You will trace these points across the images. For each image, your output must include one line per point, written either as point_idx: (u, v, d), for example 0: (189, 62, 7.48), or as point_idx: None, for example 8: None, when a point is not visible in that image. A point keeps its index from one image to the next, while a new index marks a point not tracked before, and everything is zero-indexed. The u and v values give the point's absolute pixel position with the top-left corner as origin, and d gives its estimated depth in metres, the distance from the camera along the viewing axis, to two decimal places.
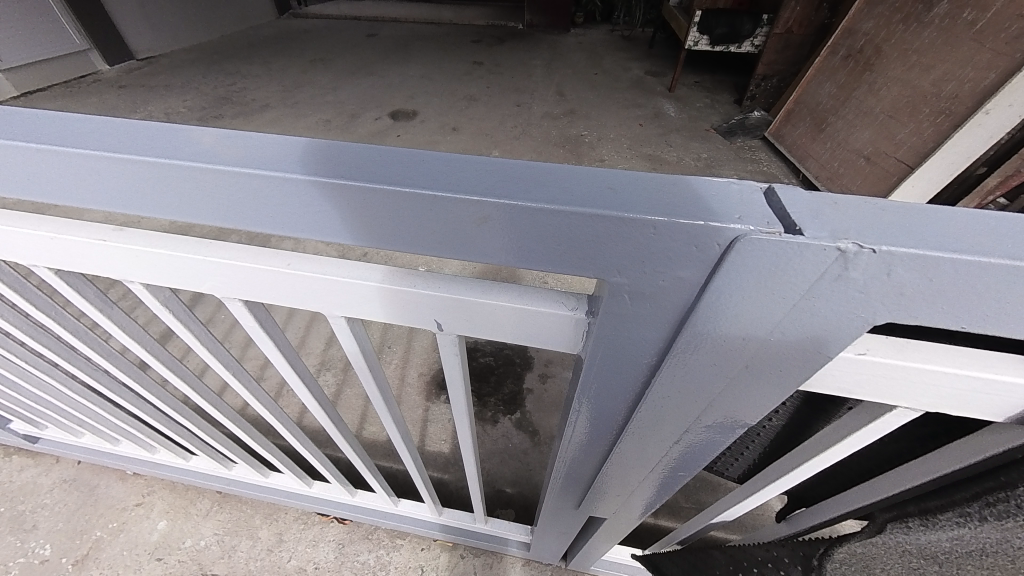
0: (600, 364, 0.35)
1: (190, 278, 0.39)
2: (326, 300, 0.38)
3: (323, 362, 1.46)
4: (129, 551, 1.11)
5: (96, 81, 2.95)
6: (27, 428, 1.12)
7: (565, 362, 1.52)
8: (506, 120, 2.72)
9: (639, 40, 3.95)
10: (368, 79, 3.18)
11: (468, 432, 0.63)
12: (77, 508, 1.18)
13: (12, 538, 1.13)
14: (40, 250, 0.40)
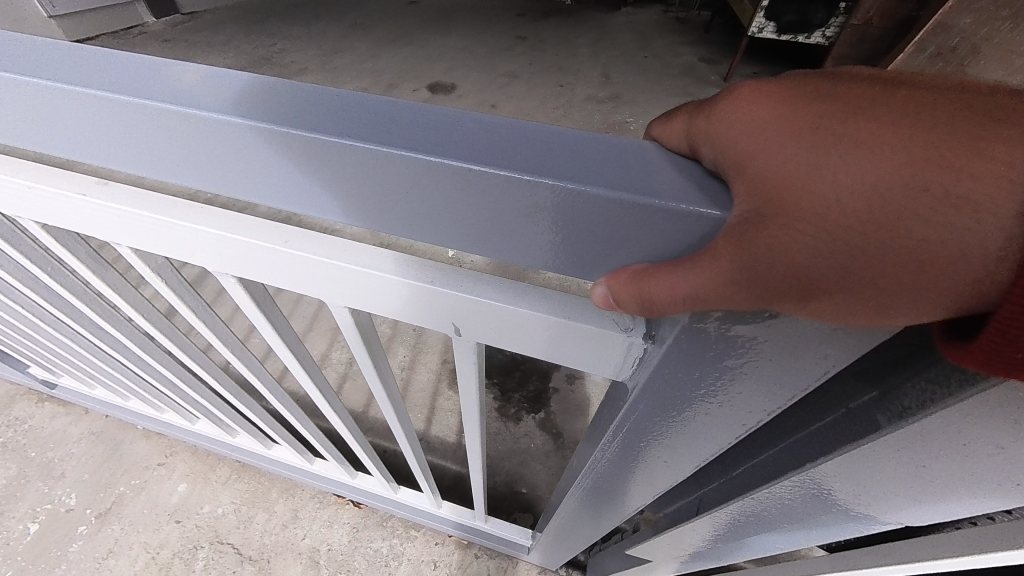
0: (649, 398, 0.33)
1: (179, 248, 0.34)
2: (330, 289, 0.34)
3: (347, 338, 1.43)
4: (149, 510, 1.12)
5: (141, 33, 2.94)
6: (45, 374, 1.13)
7: None
8: (547, 101, 2.58)
9: (695, 23, 3.69)
10: (407, 48, 3.07)
11: (478, 443, 0.61)
12: (102, 462, 1.19)
13: (41, 483, 1.15)
14: (27, 205, 0.36)
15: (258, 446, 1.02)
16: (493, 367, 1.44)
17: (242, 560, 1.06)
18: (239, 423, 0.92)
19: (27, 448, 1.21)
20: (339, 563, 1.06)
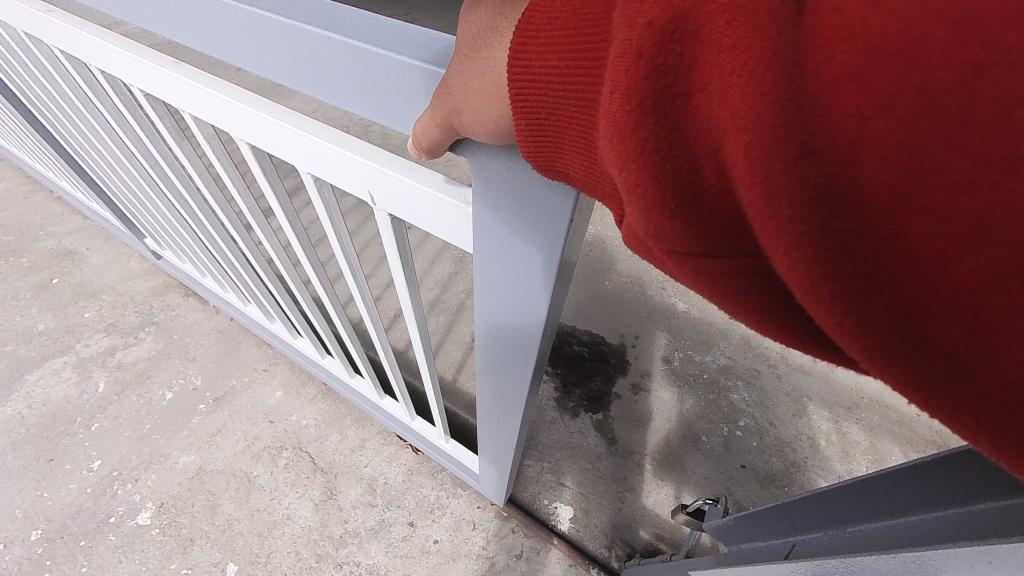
0: (483, 250, 0.47)
1: (322, 159, 0.51)
2: (339, 171, 0.50)
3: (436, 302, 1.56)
4: (251, 405, 1.31)
5: None
6: (173, 259, 1.38)
7: (662, 381, 1.46)
8: None
9: None
10: None
11: (422, 335, 0.75)
12: (222, 357, 1.41)
13: (177, 361, 1.40)
14: (234, 119, 0.55)
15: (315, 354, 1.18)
16: (560, 361, 1.50)
17: (314, 469, 1.19)
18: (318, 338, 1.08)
19: (173, 331, 1.48)
20: (391, 497, 1.16)
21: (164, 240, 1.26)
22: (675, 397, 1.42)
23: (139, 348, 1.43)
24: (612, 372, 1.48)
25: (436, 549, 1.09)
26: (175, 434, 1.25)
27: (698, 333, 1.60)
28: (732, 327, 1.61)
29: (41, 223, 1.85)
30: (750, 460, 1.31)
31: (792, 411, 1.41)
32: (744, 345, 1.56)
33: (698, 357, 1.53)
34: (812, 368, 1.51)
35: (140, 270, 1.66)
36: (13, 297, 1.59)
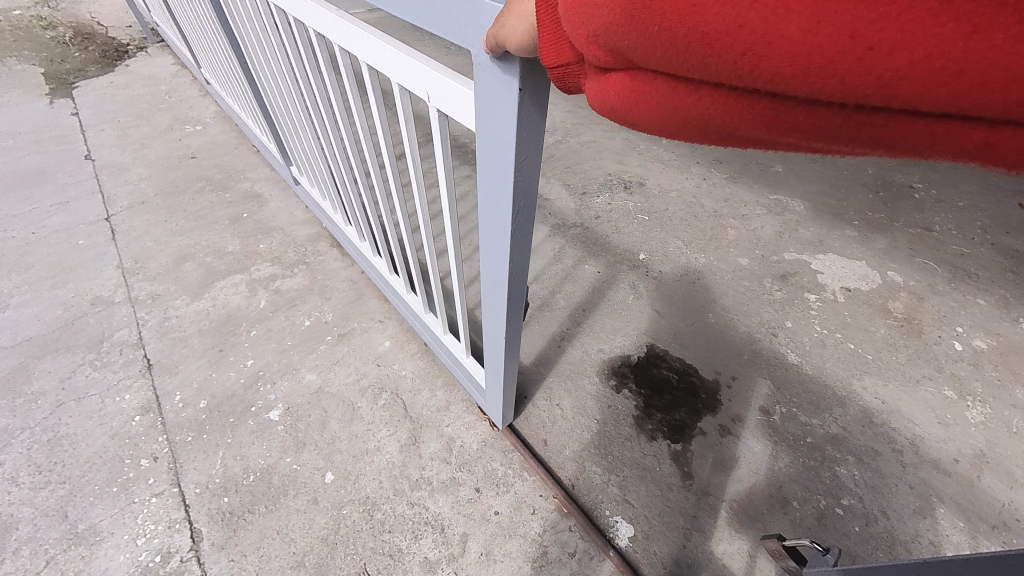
0: (484, 130, 0.66)
1: (407, 72, 0.76)
2: (416, 79, 0.75)
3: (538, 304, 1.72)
4: (365, 348, 1.51)
5: None
6: (332, 214, 1.68)
7: (755, 430, 1.36)
8: (792, 179, 2.51)
9: None
10: None
11: (454, 238, 0.96)
12: (350, 302, 1.66)
13: (317, 298, 1.68)
14: (365, 47, 0.82)
15: (433, 324, 1.33)
16: (645, 381, 1.47)
17: (404, 416, 1.34)
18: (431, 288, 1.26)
19: (318, 272, 1.78)
20: (464, 460, 1.26)
21: (335, 198, 1.56)
22: (768, 451, 1.31)
23: (292, 280, 1.75)
24: (700, 407, 1.42)
25: (495, 520, 1.15)
26: (306, 356, 1.50)
27: (806, 392, 1.47)
28: (850, 395, 1.47)
29: (243, 170, 2.34)
30: (848, 546, 1.15)
31: (913, 507, 1.22)
32: (863, 418, 1.41)
33: (803, 417, 1.40)
34: (949, 468, 1.30)
35: (302, 219, 2.02)
36: (216, 221, 2.04)
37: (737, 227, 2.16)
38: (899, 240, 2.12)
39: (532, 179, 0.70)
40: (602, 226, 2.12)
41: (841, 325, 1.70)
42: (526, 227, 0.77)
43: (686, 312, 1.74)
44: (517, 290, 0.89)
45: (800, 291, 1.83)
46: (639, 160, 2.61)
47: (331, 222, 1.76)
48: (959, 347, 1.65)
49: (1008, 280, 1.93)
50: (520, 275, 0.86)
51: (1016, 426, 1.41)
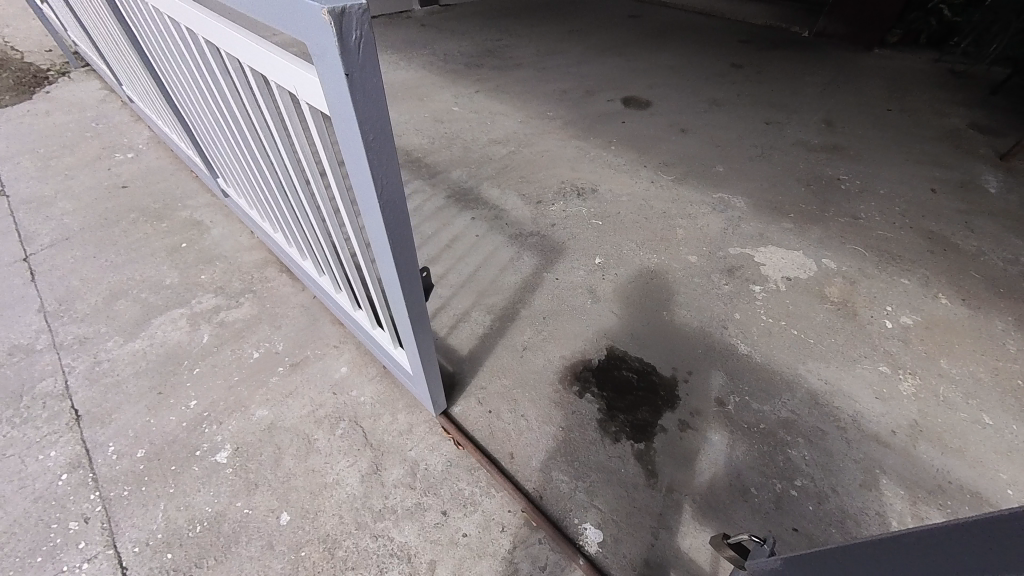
0: (337, 122, 0.66)
1: (277, 72, 0.75)
2: (286, 78, 0.74)
3: (498, 315, 1.72)
4: (320, 376, 1.45)
5: (420, 61, 3.94)
6: (265, 226, 1.64)
7: (713, 422, 1.40)
8: (733, 178, 2.67)
9: (936, 131, 3.34)
10: (609, 103, 3.47)
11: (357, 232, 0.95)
12: (302, 329, 1.59)
13: (266, 327, 1.60)
14: (241, 52, 0.81)
15: (368, 324, 1.33)
16: (608, 383, 1.49)
17: (365, 443, 1.29)
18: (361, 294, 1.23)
19: (266, 300, 1.69)
20: (429, 483, 1.22)
21: (263, 209, 1.52)
22: (726, 441, 1.36)
23: (239, 311, 1.66)
24: (660, 403, 1.45)
25: (464, 542, 1.13)
26: (257, 390, 1.42)
27: (758, 380, 1.54)
28: (796, 379, 1.55)
29: (181, 197, 2.21)
30: (805, 525, 1.20)
31: (860, 481, 1.29)
32: (810, 400, 1.49)
33: (756, 404, 1.46)
34: (888, 440, 1.40)
35: (247, 245, 1.93)
36: (152, 254, 1.91)
37: (686, 226, 2.26)
38: (832, 229, 2.28)
39: (392, 157, 0.70)
40: (558, 233, 2.15)
41: (786, 313, 1.80)
42: (400, 205, 0.76)
43: (643, 311, 1.78)
44: (410, 267, 0.87)
45: (746, 283, 1.93)
46: (591, 167, 2.68)
47: (266, 234, 1.71)
48: (889, 324, 1.78)
49: (926, 259, 2.12)
50: (408, 251, 0.85)
51: (943, 394, 1.54)
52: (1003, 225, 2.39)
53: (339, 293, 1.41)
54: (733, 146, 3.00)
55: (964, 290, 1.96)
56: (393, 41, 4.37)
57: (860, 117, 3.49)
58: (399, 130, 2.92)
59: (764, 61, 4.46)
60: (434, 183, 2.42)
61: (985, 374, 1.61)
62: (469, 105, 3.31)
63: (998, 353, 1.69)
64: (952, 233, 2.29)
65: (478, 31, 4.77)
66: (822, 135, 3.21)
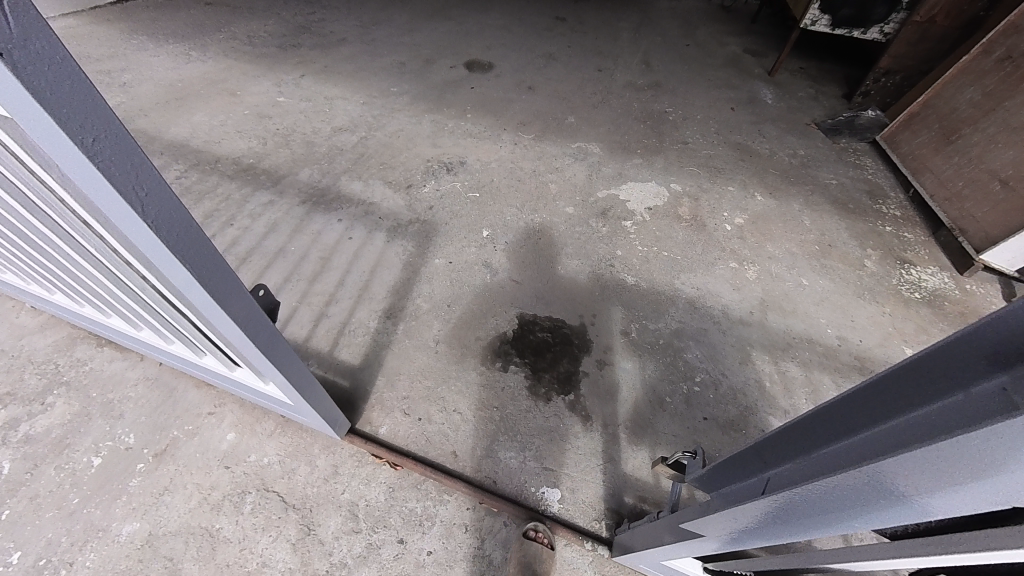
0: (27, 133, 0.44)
1: None
2: None
3: (396, 315, 1.58)
4: (201, 453, 1.19)
5: (217, 48, 3.27)
6: (38, 290, 1.22)
7: (624, 352, 1.54)
8: (583, 125, 2.85)
9: (723, 58, 4.00)
10: (453, 69, 3.35)
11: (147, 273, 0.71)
12: (157, 407, 1.26)
13: (102, 421, 1.23)
14: None
15: (222, 367, 1.09)
16: (526, 349, 1.51)
17: (286, 507, 1.11)
18: (196, 338, 0.98)
19: (89, 388, 1.29)
20: (375, 519, 1.11)
21: (18, 269, 1.11)
22: (638, 365, 1.50)
23: (49, 415, 1.24)
24: (576, 351, 1.53)
25: (431, 560, 1.06)
26: (114, 502, 1.10)
27: (649, 304, 1.72)
28: (677, 293, 1.77)
29: None
30: (712, 412, 1.40)
31: (739, 360, 1.56)
32: (690, 307, 1.72)
33: (652, 325, 1.64)
34: (750, 320, 1.70)
35: (33, 324, 1.42)
36: None
37: (556, 180, 2.35)
38: (671, 157, 2.60)
39: (149, 168, 0.50)
40: (438, 214, 2.05)
41: (655, 239, 2.03)
42: (188, 223, 0.57)
43: (540, 270, 1.83)
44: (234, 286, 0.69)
45: (619, 221, 2.11)
46: (453, 139, 2.58)
47: (45, 301, 1.28)
48: (729, 227, 2.13)
49: (740, 166, 2.57)
50: (225, 276, 0.67)
51: (775, 271, 1.92)
52: (782, 127, 3.01)
53: (172, 343, 1.13)
54: (577, 96, 3.17)
55: (770, 185, 2.43)
56: (173, 26, 3.51)
57: (669, 54, 3.97)
58: (216, 134, 2.40)
59: (582, 11, 4.75)
60: (281, 190, 2.08)
61: (796, 248, 2.05)
62: (298, 91, 2.87)
63: (800, 229, 2.16)
64: (753, 141, 2.80)
65: (282, 5, 4.10)
66: (645, 75, 3.58)
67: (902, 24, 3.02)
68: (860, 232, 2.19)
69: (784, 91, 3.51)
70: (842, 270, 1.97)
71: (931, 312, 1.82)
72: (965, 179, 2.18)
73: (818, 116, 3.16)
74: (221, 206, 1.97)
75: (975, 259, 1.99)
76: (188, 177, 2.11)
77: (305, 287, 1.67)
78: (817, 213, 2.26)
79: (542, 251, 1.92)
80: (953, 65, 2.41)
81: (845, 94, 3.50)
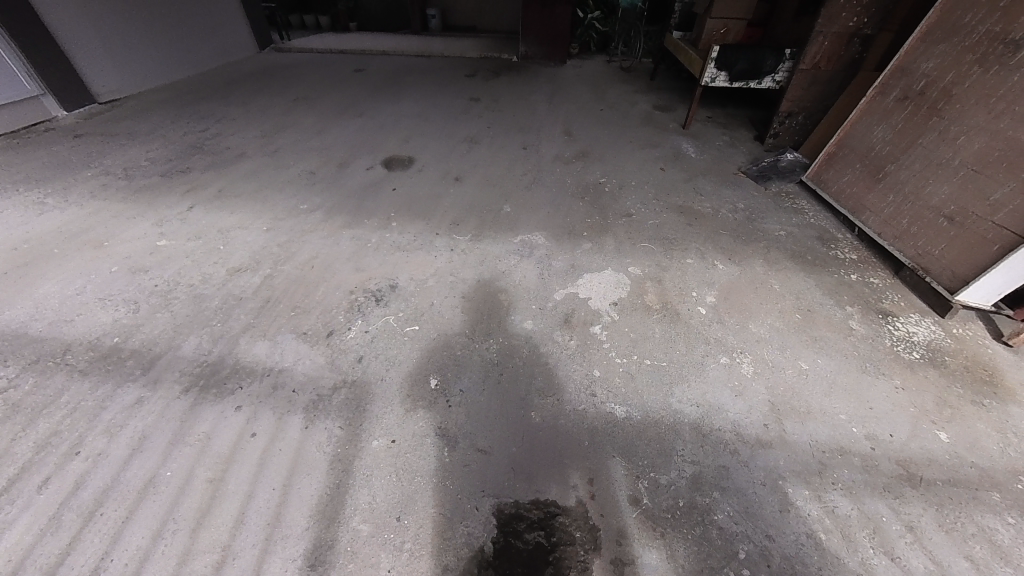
0: None
1: None
2: None
3: (323, 559, 1.13)
4: None
5: (83, 190, 2.77)
6: None
7: (643, 534, 1.18)
8: (520, 212, 2.64)
9: (638, 117, 4.12)
10: (369, 170, 3.09)
11: None
12: None
13: None
14: None
15: None
16: (516, 570, 1.13)
17: None
18: None
19: None
20: None
21: None
22: (664, 553, 1.15)
23: None
24: (581, 554, 1.15)
25: None
26: None
27: (651, 444, 1.39)
28: (678, 419, 1.46)
29: None
30: None
31: (777, 505, 1.25)
32: (698, 436, 1.41)
33: (663, 478, 1.30)
34: (769, 438, 1.41)
35: None
36: None
37: (505, 286, 2.05)
38: (620, 234, 2.43)
39: None
40: (370, 367, 1.64)
41: (632, 343, 1.75)
42: None
43: (509, 424, 1.45)
44: None
45: (587, 328, 1.81)
46: (378, 257, 2.23)
47: None
48: (703, 309, 1.91)
49: (691, 231, 2.44)
50: None
51: (769, 358, 1.69)
52: (715, 180, 2.99)
53: None
54: (507, 180, 3.00)
55: (727, 248, 2.30)
56: (26, 170, 2.96)
57: (587, 121, 4.02)
58: (68, 309, 1.87)
59: (494, 88, 4.82)
60: (156, 378, 1.58)
61: (779, 321, 1.85)
62: (185, 228, 2.41)
63: (774, 296, 1.99)
64: (694, 201, 2.73)
65: (170, 125, 3.71)
66: (570, 145, 3.54)
67: (792, 72, 3.22)
68: (830, 287, 2.06)
69: (703, 141, 3.59)
70: (834, 339, 1.78)
71: (940, 373, 1.66)
72: (911, 217, 2.16)
73: (743, 164, 3.21)
74: (64, 423, 1.43)
75: (952, 301, 1.90)
76: (20, 384, 1.55)
77: (186, 543, 1.16)
78: (783, 273, 2.13)
79: (508, 393, 1.55)
80: (856, 107, 2.52)
81: (757, 138, 3.64)
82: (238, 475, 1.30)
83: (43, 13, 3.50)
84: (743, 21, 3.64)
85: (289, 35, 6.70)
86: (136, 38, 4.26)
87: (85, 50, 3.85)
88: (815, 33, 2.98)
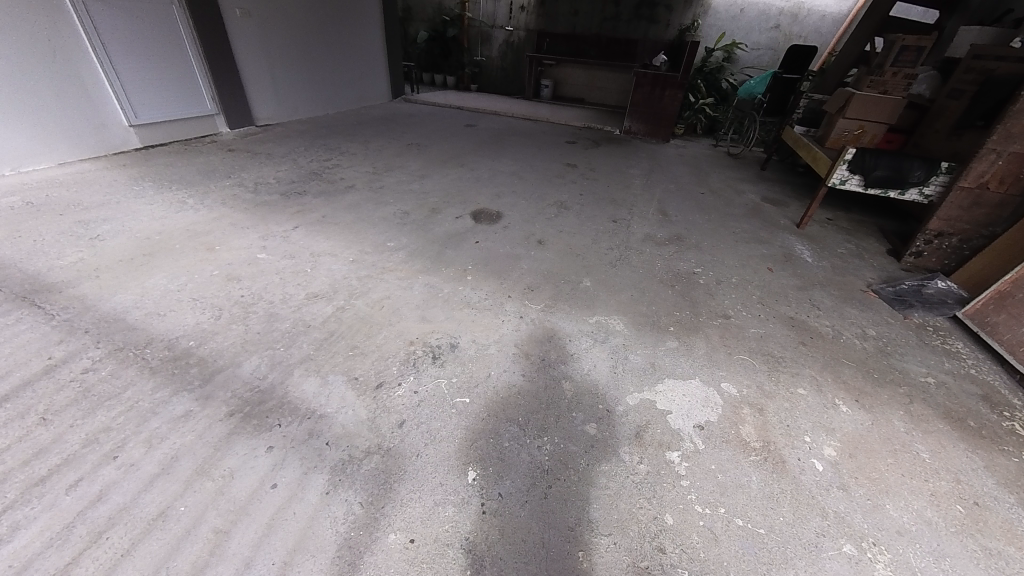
0: None
1: None
2: None
3: None
4: None
5: (219, 197, 3.15)
6: None
7: None
8: (600, 291, 2.44)
9: (744, 207, 3.82)
10: (458, 219, 3.14)
11: None
12: None
13: None
14: None
15: None
16: None
17: None
18: None
19: None
20: None
21: None
22: None
23: None
24: None
25: None
26: None
27: None
28: None
29: None
30: None
31: None
32: None
33: None
34: None
35: None
36: None
37: (572, 374, 1.82)
38: (712, 337, 2.11)
39: None
40: (408, 438, 1.48)
41: (718, 488, 1.39)
42: None
43: (550, 562, 1.17)
44: None
45: (661, 453, 1.49)
46: (445, 310, 2.15)
47: None
48: (819, 464, 1.50)
49: (803, 353, 2.04)
50: None
51: (920, 568, 1.22)
52: (835, 295, 2.55)
53: None
54: (592, 252, 2.86)
55: (852, 386, 1.86)
56: (184, 172, 3.47)
57: (685, 203, 3.81)
58: (165, 304, 2.01)
59: (593, 158, 4.86)
60: (207, 394, 1.58)
61: (930, 511, 1.37)
62: (283, 246, 2.59)
63: (922, 470, 1.51)
64: (807, 316, 2.32)
65: (302, 152, 4.22)
66: (663, 226, 3.34)
67: (947, 187, 2.77)
68: (1011, 476, 1.52)
69: (822, 246, 3.16)
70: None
71: None
72: None
73: (872, 281, 2.73)
74: (116, 422, 1.45)
75: None
76: (99, 369, 1.64)
77: None
78: (932, 439, 1.64)
79: (556, 516, 1.28)
80: None
81: (891, 253, 3.13)
82: (245, 532, 1.18)
83: (237, 54, 4.31)
84: (883, 125, 3.26)
85: (418, 88, 7.58)
86: (298, 79, 5.06)
87: (259, 84, 4.63)
88: (984, 149, 2.56)
